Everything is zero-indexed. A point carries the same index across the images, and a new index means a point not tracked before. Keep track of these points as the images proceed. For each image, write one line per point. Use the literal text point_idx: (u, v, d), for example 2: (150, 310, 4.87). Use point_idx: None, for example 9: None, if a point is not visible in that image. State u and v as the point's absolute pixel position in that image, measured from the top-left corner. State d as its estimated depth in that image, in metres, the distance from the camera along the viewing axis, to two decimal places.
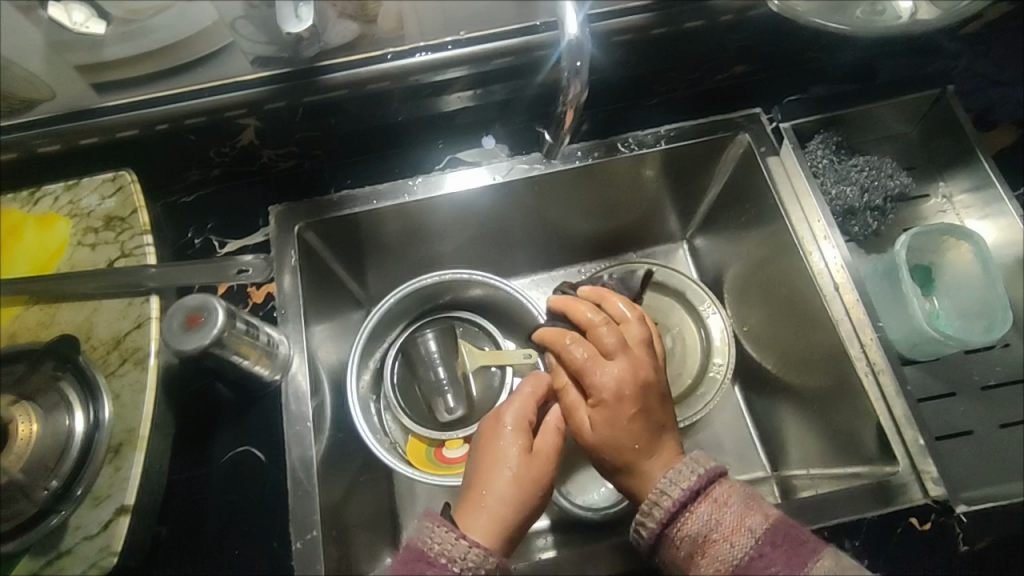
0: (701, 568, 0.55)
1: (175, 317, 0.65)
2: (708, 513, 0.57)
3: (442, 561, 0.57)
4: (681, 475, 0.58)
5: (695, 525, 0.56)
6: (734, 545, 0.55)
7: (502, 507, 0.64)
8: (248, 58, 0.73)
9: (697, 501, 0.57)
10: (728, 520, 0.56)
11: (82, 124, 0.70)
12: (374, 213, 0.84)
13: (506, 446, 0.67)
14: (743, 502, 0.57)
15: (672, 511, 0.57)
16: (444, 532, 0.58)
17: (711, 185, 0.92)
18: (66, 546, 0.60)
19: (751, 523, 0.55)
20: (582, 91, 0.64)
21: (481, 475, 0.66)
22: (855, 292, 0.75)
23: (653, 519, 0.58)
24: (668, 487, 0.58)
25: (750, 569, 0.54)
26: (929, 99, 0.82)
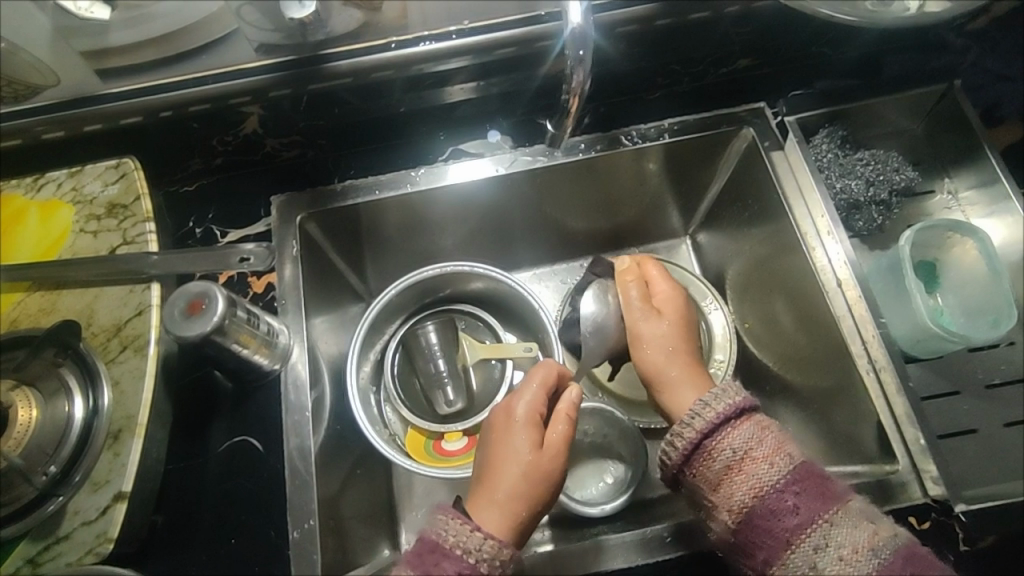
0: (736, 482, 0.56)
1: (177, 303, 0.65)
2: (750, 433, 0.58)
3: (457, 552, 0.57)
4: (727, 393, 0.60)
5: (736, 441, 0.58)
6: (772, 467, 0.56)
7: (513, 499, 0.64)
8: (253, 45, 0.71)
9: (740, 420, 0.59)
10: (769, 443, 0.57)
11: (83, 110, 0.69)
12: (376, 204, 0.83)
13: (515, 441, 0.67)
14: (781, 434, 0.59)
15: (714, 423, 0.59)
16: (458, 525, 0.59)
17: (714, 181, 0.91)
18: (64, 531, 0.61)
19: (789, 450, 0.57)
20: (585, 78, 0.62)
21: (490, 468, 0.66)
22: (858, 288, 0.75)
23: (693, 430, 0.59)
24: (713, 401, 0.60)
25: (784, 488, 0.55)
26: (935, 95, 0.81)
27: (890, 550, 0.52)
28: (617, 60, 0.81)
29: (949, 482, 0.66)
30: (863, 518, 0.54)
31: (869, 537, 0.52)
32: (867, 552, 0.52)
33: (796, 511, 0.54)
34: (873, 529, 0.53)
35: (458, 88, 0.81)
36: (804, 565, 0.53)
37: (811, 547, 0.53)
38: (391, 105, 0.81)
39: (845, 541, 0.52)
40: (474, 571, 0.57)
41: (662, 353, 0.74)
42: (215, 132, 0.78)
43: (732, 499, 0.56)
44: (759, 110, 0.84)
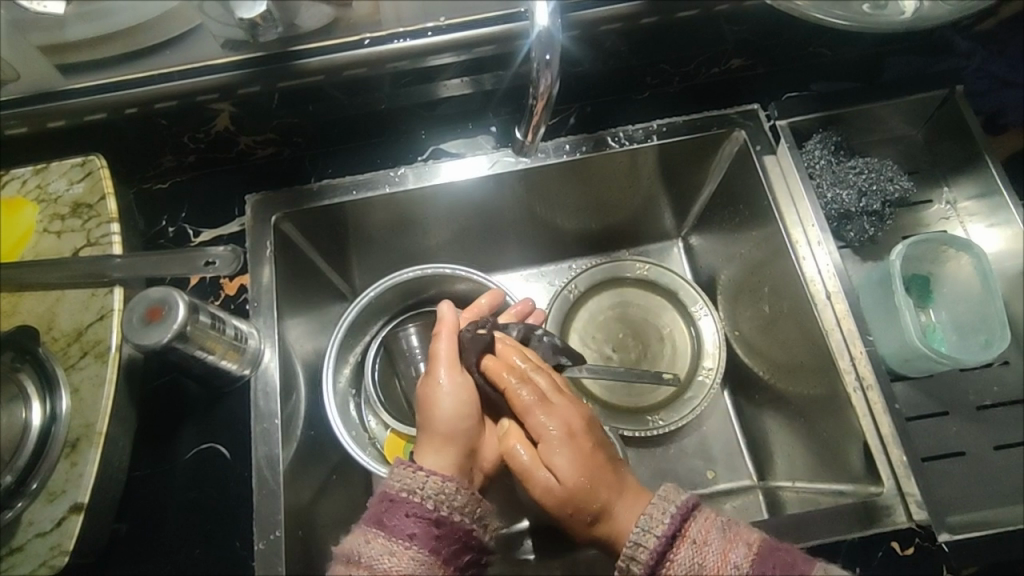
0: None
1: (136, 310, 0.63)
2: (690, 555, 0.53)
3: (404, 495, 0.57)
4: (652, 520, 0.54)
5: (678, 574, 0.52)
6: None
7: (450, 445, 0.63)
8: (218, 41, 0.68)
9: (676, 546, 0.53)
10: (711, 563, 0.52)
11: (46, 106, 0.67)
12: (356, 204, 0.81)
13: (440, 386, 0.66)
14: (721, 535, 0.53)
15: (651, 562, 0.53)
16: (401, 470, 0.58)
17: (705, 183, 0.88)
18: (18, 542, 0.61)
19: (734, 559, 0.52)
20: (552, 83, 0.58)
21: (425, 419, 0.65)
22: (847, 301, 0.72)
23: (634, 574, 0.54)
24: (643, 536, 0.54)
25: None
26: (937, 100, 0.78)
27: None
28: (603, 59, 0.77)
29: (934, 507, 0.64)
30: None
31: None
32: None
33: None
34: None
35: (447, 85, 0.78)
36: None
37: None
38: (368, 103, 0.78)
39: None
40: (424, 511, 0.56)
41: (579, 477, 0.60)
42: (186, 129, 0.76)
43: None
44: (751, 113, 0.81)
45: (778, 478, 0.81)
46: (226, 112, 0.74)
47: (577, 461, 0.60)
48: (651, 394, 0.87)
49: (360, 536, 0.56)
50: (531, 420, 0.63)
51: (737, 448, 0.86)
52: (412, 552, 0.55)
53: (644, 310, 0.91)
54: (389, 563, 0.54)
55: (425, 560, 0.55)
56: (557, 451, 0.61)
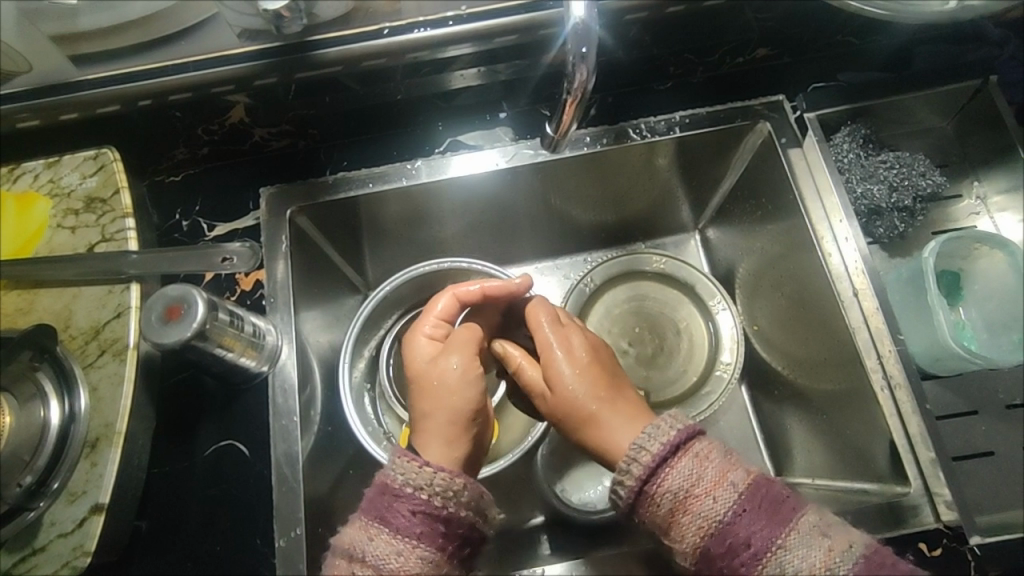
0: (682, 525, 0.53)
1: (154, 308, 0.62)
2: (689, 467, 0.54)
3: (408, 490, 0.56)
4: (659, 430, 0.56)
5: (676, 481, 0.54)
6: (716, 501, 0.53)
7: (453, 428, 0.64)
8: (236, 30, 0.66)
9: (677, 456, 0.55)
10: (710, 476, 0.54)
11: (62, 98, 0.66)
12: (372, 197, 0.79)
13: (438, 373, 0.67)
14: (722, 458, 0.55)
15: (652, 466, 0.54)
16: (406, 464, 0.57)
17: (726, 176, 0.86)
18: (40, 543, 0.60)
19: (733, 478, 0.53)
20: (588, 78, 0.56)
21: (421, 406, 0.66)
22: (875, 299, 0.71)
23: (632, 476, 0.55)
24: (648, 441, 0.56)
25: (733, 521, 0.52)
26: (969, 91, 0.76)
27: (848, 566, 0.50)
28: (627, 48, 0.75)
29: (964, 509, 0.63)
30: (816, 534, 0.51)
31: (824, 556, 0.50)
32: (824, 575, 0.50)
33: (749, 543, 0.51)
34: (828, 544, 0.51)
35: (462, 74, 0.76)
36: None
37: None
38: (386, 93, 0.76)
39: (801, 567, 0.50)
40: (430, 508, 0.55)
41: (579, 389, 0.65)
42: (199, 121, 0.74)
43: (685, 540, 0.53)
44: (776, 104, 0.79)
45: (797, 474, 0.80)
46: (240, 104, 0.73)
47: (576, 383, 0.65)
48: (667, 389, 0.86)
49: (362, 531, 0.55)
50: (552, 338, 0.68)
51: (755, 443, 0.86)
52: (420, 549, 0.54)
53: (662, 303, 0.90)
54: (396, 561, 0.53)
55: (431, 558, 0.54)
56: (559, 371, 0.66)
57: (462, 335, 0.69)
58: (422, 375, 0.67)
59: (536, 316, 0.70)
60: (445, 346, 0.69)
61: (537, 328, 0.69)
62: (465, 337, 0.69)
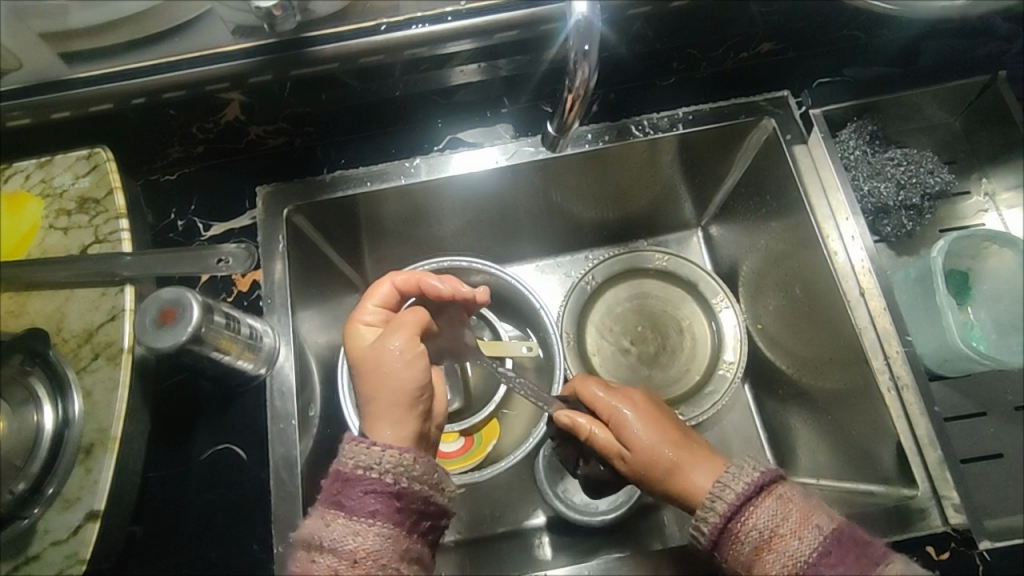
0: (767, 564, 0.52)
1: (149, 311, 0.61)
2: (774, 507, 0.53)
3: (359, 472, 0.54)
4: (743, 470, 0.56)
5: (760, 519, 0.53)
6: (803, 542, 0.52)
7: (398, 407, 0.61)
8: (230, 27, 0.64)
9: (761, 496, 0.54)
10: (795, 517, 0.53)
11: (51, 97, 0.64)
12: (371, 196, 0.78)
13: (378, 357, 0.63)
14: (806, 500, 0.54)
15: (735, 504, 0.54)
16: (354, 447, 0.55)
17: (730, 173, 0.85)
18: (34, 551, 0.59)
19: (818, 521, 0.52)
20: (590, 74, 0.54)
21: (366, 388, 0.62)
22: (882, 298, 0.69)
23: (715, 514, 0.54)
24: (730, 481, 0.55)
25: (820, 562, 0.51)
26: (978, 86, 0.74)
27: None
28: (630, 44, 0.74)
29: (973, 511, 0.62)
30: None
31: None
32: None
33: None
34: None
35: (462, 70, 0.75)
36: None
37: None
38: (384, 89, 0.75)
39: None
40: (382, 486, 0.54)
41: (655, 441, 0.61)
42: (194, 119, 0.73)
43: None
44: (781, 100, 0.78)
45: (801, 474, 0.79)
46: (236, 101, 0.71)
47: (649, 435, 0.61)
48: (670, 388, 0.85)
49: (319, 518, 0.53)
50: (612, 399, 0.64)
51: (759, 443, 0.85)
52: (377, 528, 0.53)
53: (665, 302, 0.89)
54: (354, 542, 0.52)
55: (389, 534, 0.53)
56: (630, 428, 0.62)
57: (409, 315, 0.65)
58: (365, 358, 0.63)
59: (587, 384, 0.66)
60: (389, 327, 0.65)
61: (591, 395, 0.65)
62: (410, 318, 0.65)
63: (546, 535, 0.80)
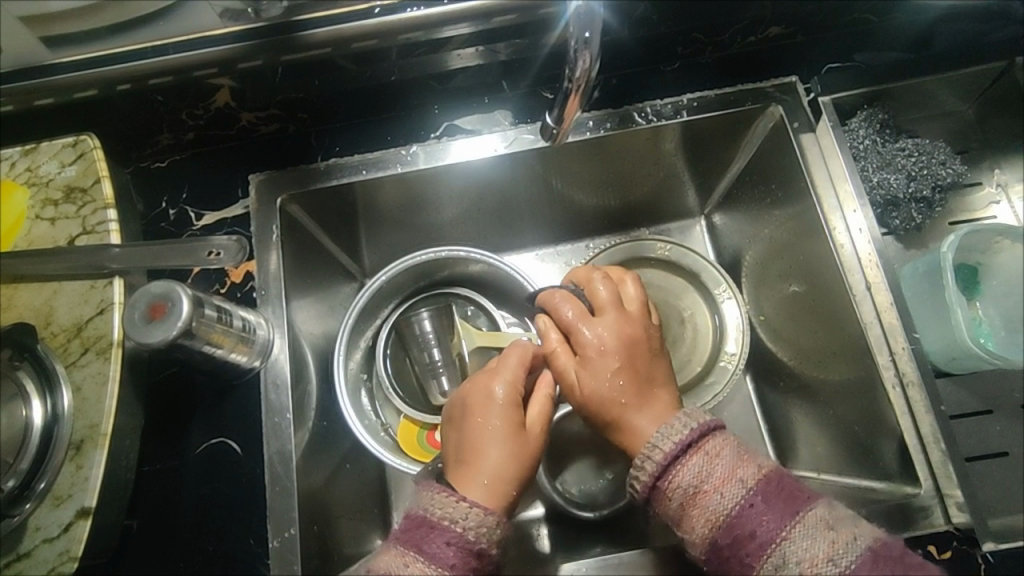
0: (693, 519, 0.53)
1: (137, 305, 0.60)
2: (699, 464, 0.54)
3: (445, 524, 0.54)
4: (672, 428, 0.56)
5: (686, 477, 0.54)
6: (725, 496, 0.52)
7: (500, 476, 0.60)
8: (216, 10, 0.60)
9: (688, 453, 0.55)
10: (719, 472, 0.53)
11: (37, 82, 0.62)
12: (366, 184, 0.76)
13: (500, 434, 0.62)
14: (735, 454, 0.54)
15: (663, 463, 0.55)
16: (444, 497, 0.56)
17: (734, 160, 0.82)
18: (25, 548, 0.60)
19: (742, 474, 0.53)
20: (591, 65, 0.53)
21: (484, 455, 0.61)
22: (889, 293, 0.68)
23: (645, 474, 0.56)
24: (660, 440, 0.56)
25: (740, 516, 0.52)
26: (994, 73, 0.73)
27: (853, 557, 0.49)
28: (634, 28, 0.71)
29: (977, 511, 0.61)
30: (822, 528, 0.50)
31: (828, 548, 0.49)
32: (827, 564, 0.49)
33: (754, 536, 0.51)
34: (832, 538, 0.50)
35: (459, 54, 0.72)
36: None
37: (774, 568, 0.50)
38: (381, 74, 0.73)
39: (806, 559, 0.49)
40: (466, 542, 0.54)
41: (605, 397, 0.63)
42: (184, 105, 0.71)
43: (694, 533, 0.53)
44: (789, 86, 0.76)
45: (802, 468, 0.78)
46: (226, 87, 0.69)
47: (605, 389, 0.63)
48: None
49: (398, 558, 0.53)
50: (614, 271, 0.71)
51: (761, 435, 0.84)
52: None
53: (666, 293, 0.87)
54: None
55: None
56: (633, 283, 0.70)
57: (539, 405, 0.65)
58: (521, 433, 0.63)
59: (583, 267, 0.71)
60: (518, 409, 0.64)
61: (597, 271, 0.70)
62: (542, 408, 0.65)
63: (545, 526, 0.78)
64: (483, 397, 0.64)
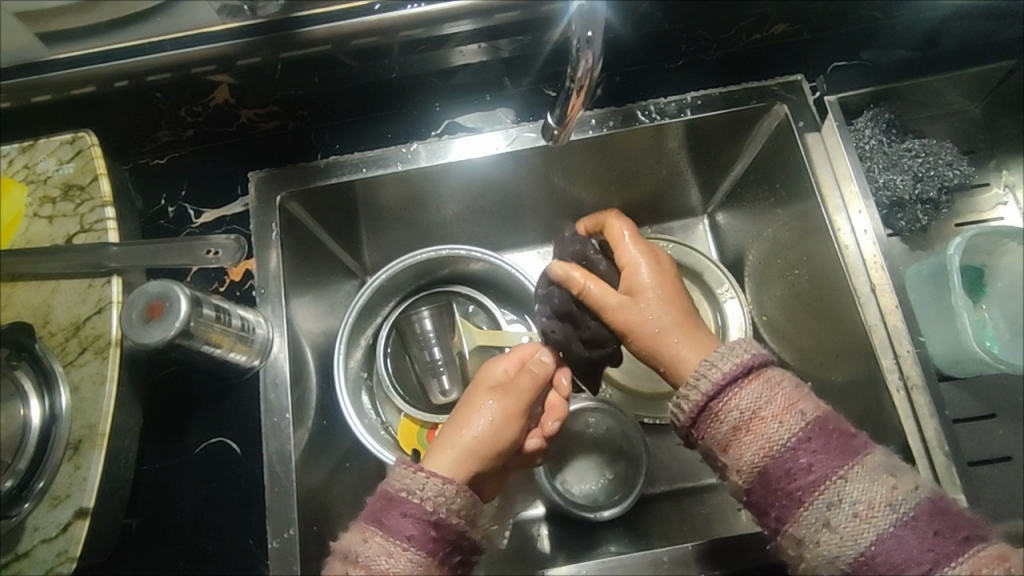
0: (744, 445, 0.52)
1: (136, 304, 0.59)
2: (758, 392, 0.53)
3: (404, 496, 0.54)
4: (734, 350, 0.54)
5: (743, 402, 0.52)
6: (783, 425, 0.51)
7: (473, 450, 0.62)
8: (214, 7, 0.60)
9: (748, 379, 0.53)
10: (779, 402, 0.52)
11: (32, 79, 0.60)
12: (367, 182, 0.75)
13: (482, 408, 0.64)
14: (795, 387, 0.53)
15: (721, 384, 0.53)
16: (402, 470, 0.55)
17: (738, 159, 0.81)
18: (23, 548, 0.60)
19: (803, 407, 0.52)
20: (594, 65, 0.52)
21: (464, 426, 0.63)
22: (895, 296, 0.67)
23: (699, 392, 0.54)
24: (718, 361, 0.54)
25: (798, 447, 0.51)
26: (1003, 73, 0.72)
27: (910, 505, 0.48)
28: (638, 25, 0.70)
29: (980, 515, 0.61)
30: (881, 472, 0.50)
31: (885, 492, 0.49)
32: (883, 508, 0.48)
33: (809, 468, 0.50)
34: (890, 483, 0.49)
35: (461, 50, 0.71)
36: (819, 526, 0.49)
37: (824, 504, 0.49)
38: (382, 71, 0.72)
39: (861, 498, 0.49)
40: (424, 513, 0.53)
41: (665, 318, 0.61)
42: (182, 101, 0.70)
43: (742, 460, 0.52)
44: (794, 84, 0.75)
45: None
46: (224, 83, 0.69)
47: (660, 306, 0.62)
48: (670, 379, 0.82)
49: (357, 533, 0.53)
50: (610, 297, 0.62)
51: None
52: (409, 553, 0.52)
53: None
54: (386, 563, 0.51)
55: (420, 562, 0.52)
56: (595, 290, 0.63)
57: (528, 381, 0.66)
58: (504, 411, 0.64)
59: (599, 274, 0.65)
60: (506, 386, 0.66)
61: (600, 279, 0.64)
62: (529, 384, 0.65)
63: (545, 525, 0.79)
64: (484, 378, 0.67)
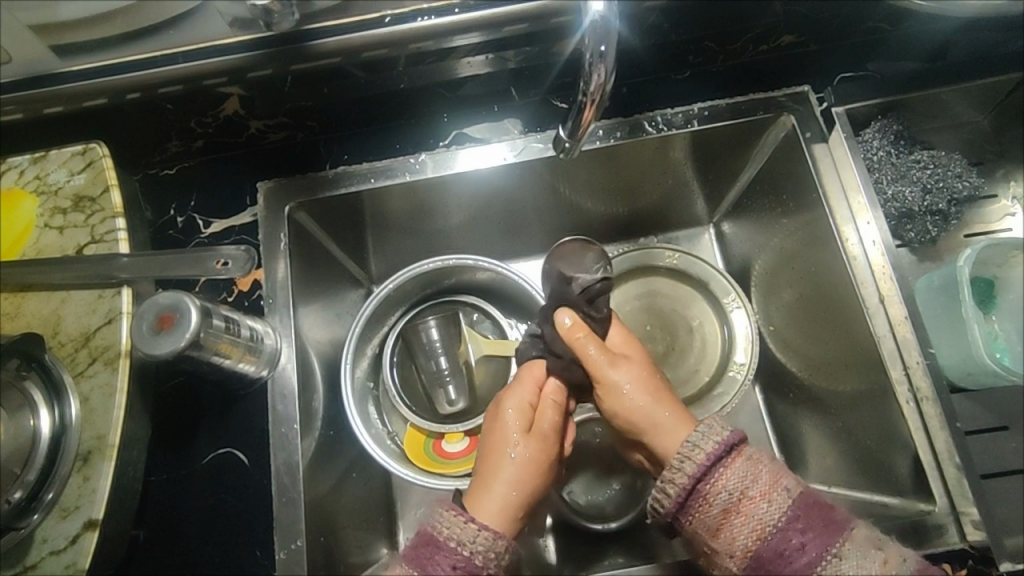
0: (736, 528, 0.52)
1: (146, 317, 0.59)
2: (742, 470, 0.53)
3: (451, 545, 0.54)
4: (713, 429, 0.55)
5: (729, 482, 0.53)
6: (771, 504, 0.52)
7: (513, 495, 0.60)
8: (227, 19, 0.60)
9: (730, 457, 0.54)
10: (765, 481, 0.53)
11: (47, 91, 0.62)
12: (375, 193, 0.75)
13: (513, 447, 0.62)
14: (775, 464, 0.54)
15: (705, 466, 0.54)
16: (452, 517, 0.55)
17: (745, 169, 0.81)
18: (32, 560, 0.60)
19: (786, 484, 0.53)
20: (606, 78, 0.52)
21: (497, 468, 0.61)
22: (904, 307, 0.67)
23: (683, 476, 0.54)
24: (700, 440, 0.55)
25: (789, 527, 0.51)
26: (1011, 85, 0.73)
27: None
28: (647, 35, 0.70)
29: (992, 528, 0.60)
30: (872, 547, 0.50)
31: (881, 567, 0.49)
32: None
33: (803, 551, 0.50)
34: (883, 557, 0.50)
35: (468, 62, 0.71)
36: None
37: None
38: (391, 82, 0.72)
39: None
40: (471, 566, 0.53)
41: (645, 401, 0.62)
42: (192, 113, 0.71)
43: (734, 544, 0.52)
44: (801, 96, 0.75)
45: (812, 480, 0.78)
46: (235, 95, 0.69)
47: (637, 382, 0.62)
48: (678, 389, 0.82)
49: None
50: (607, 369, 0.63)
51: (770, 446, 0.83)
52: None
53: (674, 302, 0.86)
54: None
55: None
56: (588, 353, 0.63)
57: (552, 414, 0.64)
58: (532, 447, 0.63)
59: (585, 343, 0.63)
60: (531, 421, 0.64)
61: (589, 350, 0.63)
62: (553, 417, 0.64)
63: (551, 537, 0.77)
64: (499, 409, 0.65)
